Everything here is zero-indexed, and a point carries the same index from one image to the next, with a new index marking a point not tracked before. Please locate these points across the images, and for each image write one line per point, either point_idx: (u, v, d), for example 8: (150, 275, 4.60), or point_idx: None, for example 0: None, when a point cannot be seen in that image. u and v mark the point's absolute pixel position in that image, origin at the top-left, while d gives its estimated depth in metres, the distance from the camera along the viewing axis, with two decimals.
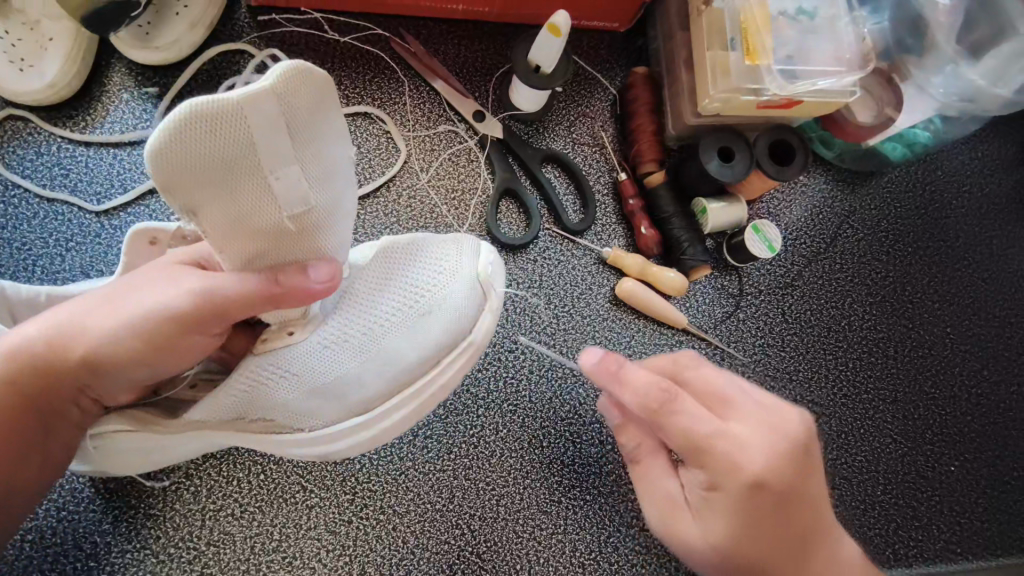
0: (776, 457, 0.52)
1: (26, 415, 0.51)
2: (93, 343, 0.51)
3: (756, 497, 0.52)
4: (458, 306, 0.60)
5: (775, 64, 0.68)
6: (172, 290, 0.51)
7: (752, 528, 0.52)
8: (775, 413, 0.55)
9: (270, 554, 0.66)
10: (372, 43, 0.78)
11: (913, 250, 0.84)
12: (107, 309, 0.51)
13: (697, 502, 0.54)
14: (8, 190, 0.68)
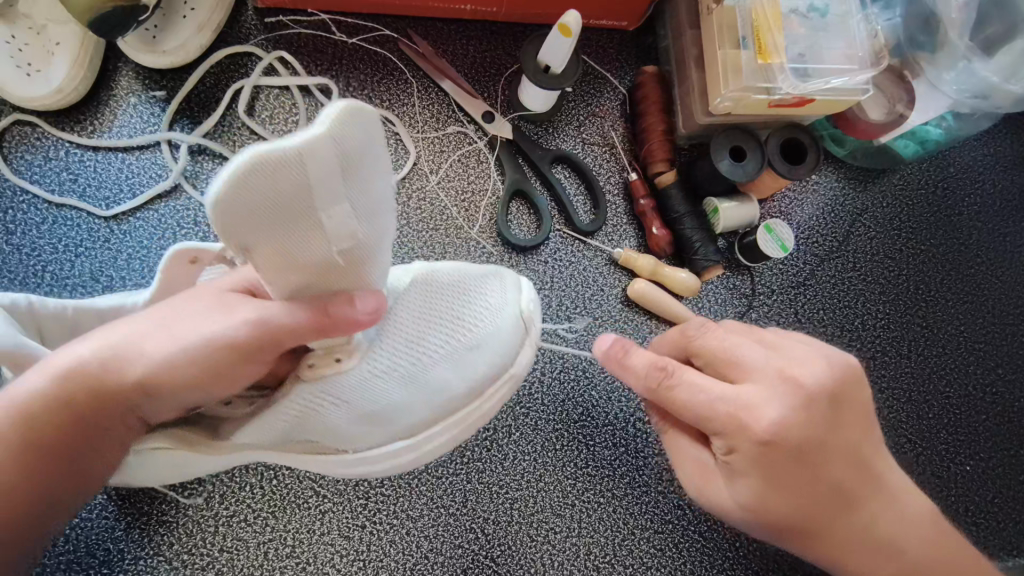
0: (791, 410, 0.53)
1: (67, 432, 0.49)
2: (144, 365, 0.49)
3: (774, 455, 0.52)
4: (507, 328, 0.59)
5: (787, 63, 0.67)
6: (225, 314, 0.50)
7: (776, 485, 0.53)
8: (790, 368, 0.55)
9: (285, 560, 0.65)
10: (380, 44, 0.77)
11: (925, 248, 0.84)
12: (162, 328, 0.51)
13: (723, 466, 0.55)
14: (17, 195, 0.68)
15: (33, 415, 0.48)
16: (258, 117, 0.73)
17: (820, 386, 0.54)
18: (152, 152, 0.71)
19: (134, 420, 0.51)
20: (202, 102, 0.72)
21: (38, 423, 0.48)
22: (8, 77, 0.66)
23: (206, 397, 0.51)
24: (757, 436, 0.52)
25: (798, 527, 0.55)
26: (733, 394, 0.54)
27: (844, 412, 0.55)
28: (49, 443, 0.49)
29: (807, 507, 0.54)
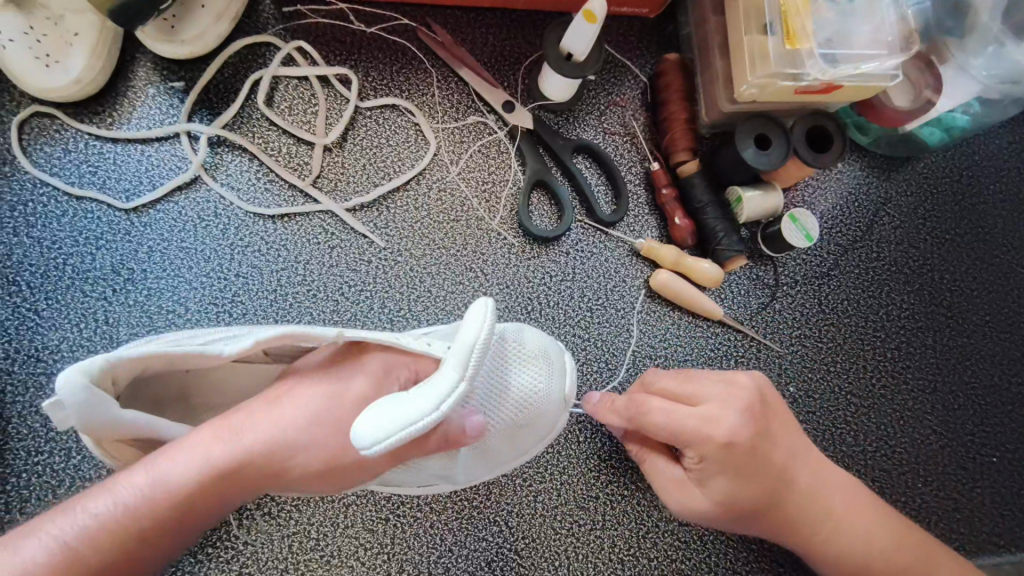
0: (743, 417, 0.56)
1: (150, 539, 0.45)
2: (259, 460, 0.49)
3: (734, 457, 0.56)
4: (552, 392, 0.62)
5: (816, 48, 0.66)
6: (312, 405, 0.51)
7: (744, 480, 0.56)
8: (727, 382, 0.59)
9: (309, 553, 0.65)
10: (399, 33, 0.76)
11: (950, 237, 0.82)
12: (248, 427, 0.49)
13: (693, 475, 0.58)
14: (36, 188, 0.67)
15: (125, 523, 0.44)
16: (277, 108, 0.73)
17: (755, 394, 0.58)
18: (171, 144, 0.70)
19: (213, 519, 0.49)
20: (221, 93, 0.72)
21: (115, 532, 0.44)
22: (26, 69, 0.66)
23: (287, 487, 0.51)
24: (716, 442, 0.55)
25: (762, 514, 0.59)
26: (693, 411, 0.56)
27: (777, 413, 0.60)
28: (134, 551, 0.45)
29: (766, 494, 0.58)
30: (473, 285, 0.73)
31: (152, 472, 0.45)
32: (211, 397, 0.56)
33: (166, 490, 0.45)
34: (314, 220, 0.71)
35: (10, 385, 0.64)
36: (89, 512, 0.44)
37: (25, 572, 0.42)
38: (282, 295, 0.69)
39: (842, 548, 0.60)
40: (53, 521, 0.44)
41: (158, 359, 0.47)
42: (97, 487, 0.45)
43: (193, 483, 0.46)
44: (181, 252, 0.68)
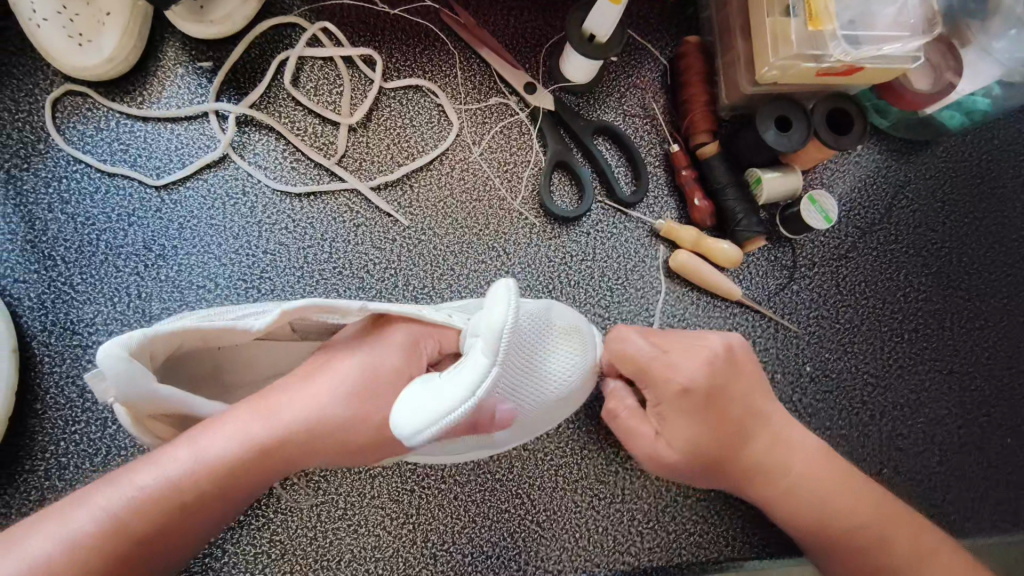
0: (702, 369, 0.60)
1: (193, 512, 0.48)
2: (295, 438, 0.50)
3: (688, 401, 0.60)
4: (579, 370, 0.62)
5: (839, 30, 0.66)
6: (343, 381, 0.53)
7: (700, 423, 0.60)
8: (689, 341, 0.62)
9: (336, 522, 0.67)
10: (422, 15, 0.77)
11: (969, 220, 0.83)
12: (286, 403, 0.51)
13: (655, 419, 0.62)
14: (70, 165, 0.69)
15: (168, 495, 0.47)
16: (303, 88, 0.74)
17: (718, 351, 0.62)
18: (200, 123, 0.71)
19: (248, 493, 0.51)
20: (248, 72, 0.73)
21: (160, 504, 0.47)
22: (59, 48, 0.67)
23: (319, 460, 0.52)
24: (674, 385, 0.60)
25: (719, 465, 0.61)
26: (664, 357, 0.61)
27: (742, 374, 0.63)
28: (182, 519, 0.48)
29: (722, 443, 0.60)
30: (496, 263, 0.74)
31: (194, 449, 0.48)
32: (240, 376, 0.58)
33: (205, 465, 0.48)
34: (340, 198, 0.72)
35: (47, 356, 0.65)
36: (138, 487, 0.47)
37: (75, 540, 0.45)
38: (309, 271, 0.70)
39: (798, 504, 0.61)
40: (101, 490, 0.47)
41: (193, 333, 0.49)
42: (144, 463, 0.48)
43: (232, 458, 0.48)
44: (211, 229, 0.70)
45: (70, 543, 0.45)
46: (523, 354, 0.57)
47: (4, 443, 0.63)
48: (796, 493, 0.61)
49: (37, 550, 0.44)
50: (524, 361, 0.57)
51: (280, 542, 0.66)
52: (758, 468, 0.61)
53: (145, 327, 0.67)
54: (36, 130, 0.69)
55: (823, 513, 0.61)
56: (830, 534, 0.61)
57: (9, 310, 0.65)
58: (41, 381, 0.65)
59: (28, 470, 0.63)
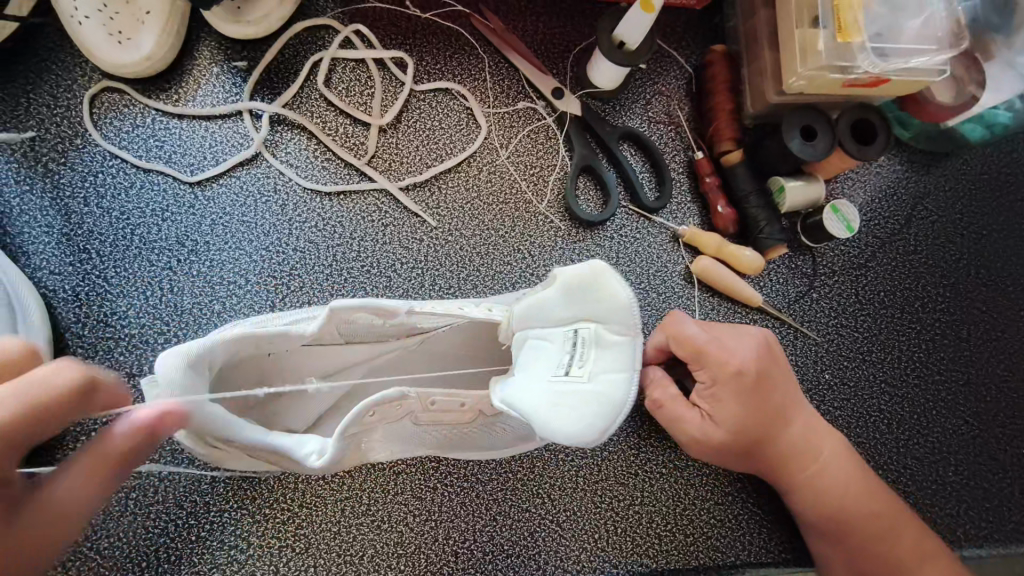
0: (751, 351, 0.64)
1: None
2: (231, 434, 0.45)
3: (741, 384, 0.63)
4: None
5: (867, 41, 0.67)
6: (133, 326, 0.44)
7: (747, 405, 0.63)
8: (731, 328, 0.66)
9: (360, 517, 0.68)
10: (452, 19, 0.78)
11: (988, 233, 0.84)
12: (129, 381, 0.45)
13: (705, 400, 0.64)
14: (106, 160, 0.70)
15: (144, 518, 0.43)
16: (335, 88, 0.75)
17: (760, 340, 0.66)
18: (233, 121, 0.73)
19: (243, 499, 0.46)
20: (281, 73, 0.74)
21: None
22: (99, 45, 0.68)
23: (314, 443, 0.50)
24: (728, 367, 0.62)
25: (756, 446, 0.65)
26: (717, 339, 0.64)
27: (781, 366, 0.66)
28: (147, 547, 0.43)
29: (763, 424, 0.64)
30: (521, 265, 0.75)
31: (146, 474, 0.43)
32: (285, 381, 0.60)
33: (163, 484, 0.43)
34: (369, 198, 0.73)
35: (80, 348, 0.66)
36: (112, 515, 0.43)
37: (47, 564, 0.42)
38: (337, 269, 0.71)
39: (818, 488, 0.66)
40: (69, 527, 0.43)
41: (248, 341, 0.52)
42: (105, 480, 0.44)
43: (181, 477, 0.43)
44: (243, 226, 0.71)
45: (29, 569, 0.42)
46: (610, 362, 0.50)
47: None
48: (815, 473, 0.66)
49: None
50: (613, 375, 0.50)
51: (304, 536, 0.67)
52: (785, 449, 0.66)
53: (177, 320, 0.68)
54: (73, 125, 0.70)
55: (838, 493, 0.66)
56: (840, 515, 0.66)
57: (44, 301, 0.66)
58: None
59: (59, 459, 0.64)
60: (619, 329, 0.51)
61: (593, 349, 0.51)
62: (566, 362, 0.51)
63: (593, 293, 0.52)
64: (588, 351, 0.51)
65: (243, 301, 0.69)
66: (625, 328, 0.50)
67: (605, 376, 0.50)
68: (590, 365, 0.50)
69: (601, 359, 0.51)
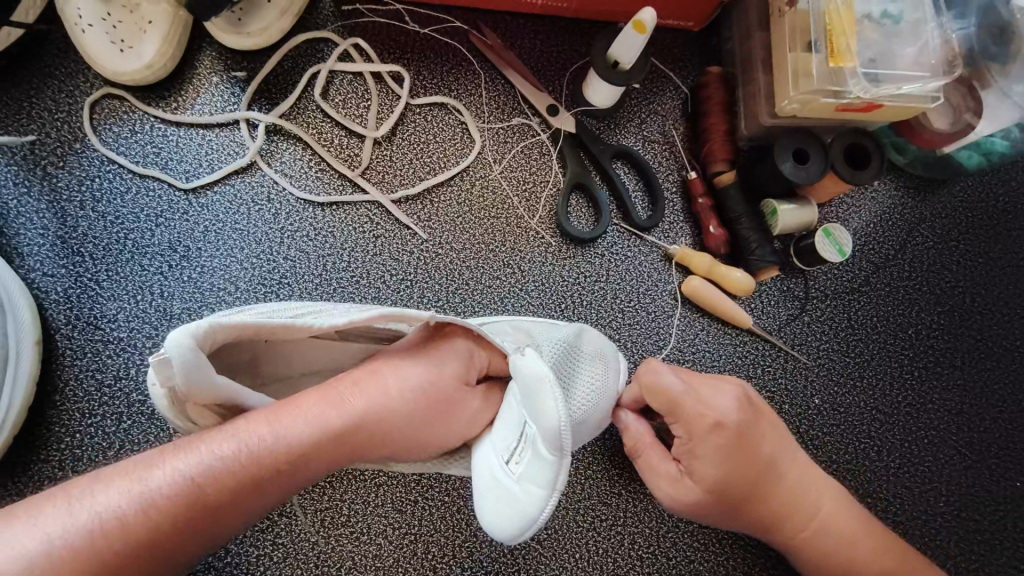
0: (734, 405, 0.61)
1: (241, 491, 0.46)
2: (360, 432, 0.50)
3: (724, 437, 0.59)
4: (608, 391, 0.61)
5: (860, 67, 0.67)
6: (304, 412, 0.49)
7: (733, 460, 0.60)
8: (708, 382, 0.63)
9: (340, 528, 0.67)
10: (450, 35, 0.79)
11: (985, 260, 0.83)
12: (292, 414, 0.48)
13: (685, 456, 0.61)
14: (104, 165, 0.71)
15: (232, 472, 0.45)
16: (332, 100, 0.76)
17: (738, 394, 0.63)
18: (230, 129, 0.74)
19: (318, 477, 0.50)
20: (280, 84, 0.75)
21: (182, 500, 0.44)
22: (101, 52, 0.70)
23: (395, 453, 0.53)
24: (708, 423, 0.59)
25: (738, 501, 0.61)
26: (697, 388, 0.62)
27: (767, 424, 0.64)
28: (222, 496, 0.45)
29: (746, 486, 0.60)
30: (510, 280, 0.75)
31: (271, 429, 0.47)
32: (277, 368, 0.58)
33: (283, 446, 0.47)
34: (361, 209, 0.74)
35: (69, 349, 0.67)
36: (214, 452, 0.45)
37: (156, 501, 0.43)
38: (327, 279, 0.72)
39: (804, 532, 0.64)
40: (132, 473, 0.44)
41: (252, 327, 0.50)
42: (218, 430, 0.46)
43: (303, 447, 0.47)
44: (235, 234, 0.72)
45: (149, 501, 0.43)
46: (537, 473, 0.48)
47: (21, 432, 0.65)
48: (805, 516, 0.64)
49: (102, 503, 0.42)
50: (534, 487, 0.48)
51: (282, 545, 0.66)
52: (773, 496, 0.63)
53: (166, 325, 0.69)
54: (73, 130, 0.71)
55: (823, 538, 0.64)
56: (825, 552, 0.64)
57: (35, 303, 0.67)
58: (61, 373, 0.66)
59: (42, 460, 0.64)
60: (548, 445, 0.46)
61: (529, 450, 0.49)
62: (509, 450, 0.51)
63: (535, 397, 0.48)
64: (523, 450, 0.49)
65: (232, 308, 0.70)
66: (554, 448, 0.46)
67: (526, 484, 0.48)
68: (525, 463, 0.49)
69: (530, 464, 0.48)
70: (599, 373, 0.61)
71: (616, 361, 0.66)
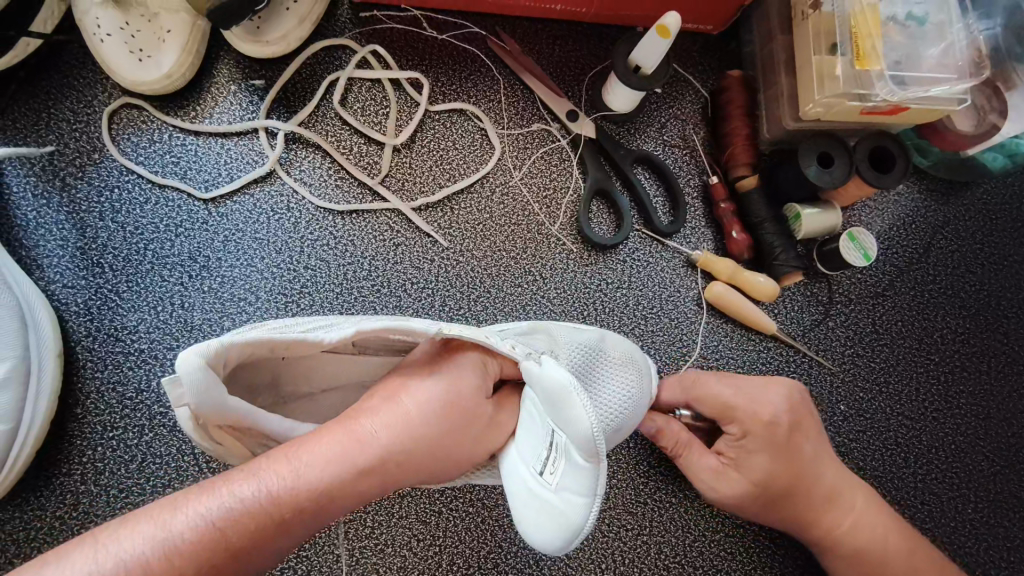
0: (784, 401, 0.63)
1: (266, 532, 0.44)
2: (383, 466, 0.48)
3: (773, 433, 0.62)
4: (641, 394, 0.61)
5: (886, 70, 0.66)
6: (326, 448, 0.47)
7: (778, 457, 0.62)
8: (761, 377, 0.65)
9: (364, 540, 0.67)
10: (469, 41, 0.78)
11: (1009, 263, 0.82)
12: (313, 449, 0.47)
13: (733, 454, 0.63)
14: (123, 175, 0.71)
15: (255, 514, 0.43)
16: (351, 108, 0.75)
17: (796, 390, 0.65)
18: (249, 138, 0.73)
19: (342, 514, 0.48)
20: (298, 92, 0.75)
21: (205, 546, 0.42)
22: (119, 61, 0.69)
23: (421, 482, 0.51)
24: (759, 418, 0.62)
25: (782, 499, 0.63)
26: (744, 388, 0.64)
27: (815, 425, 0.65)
28: (243, 540, 0.43)
29: (793, 481, 0.62)
30: (532, 288, 0.74)
31: (293, 467, 0.45)
32: (300, 386, 0.57)
33: (304, 485, 0.45)
34: (381, 217, 0.73)
35: (90, 361, 0.67)
36: (236, 495, 0.44)
37: (177, 547, 0.41)
38: (348, 288, 0.71)
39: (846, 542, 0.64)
40: (157, 517, 0.42)
41: (267, 343, 0.49)
42: (239, 472, 0.45)
43: (326, 484, 0.46)
44: (254, 243, 0.71)
45: (170, 547, 0.41)
46: (575, 484, 0.45)
47: (43, 446, 0.64)
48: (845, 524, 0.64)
49: (124, 553, 0.41)
50: (575, 496, 0.45)
51: (306, 558, 0.66)
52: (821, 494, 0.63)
53: (187, 336, 0.68)
54: (92, 140, 0.71)
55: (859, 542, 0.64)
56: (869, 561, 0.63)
57: (56, 314, 0.67)
58: (83, 386, 0.66)
59: (64, 474, 0.64)
60: (583, 453, 0.44)
61: (563, 459, 0.46)
62: (542, 461, 0.49)
63: (560, 403, 0.46)
64: (557, 459, 0.47)
65: (253, 318, 0.69)
66: (589, 454, 0.44)
67: (566, 494, 0.46)
68: (562, 474, 0.47)
69: (566, 473, 0.46)
70: (630, 376, 0.60)
71: (646, 364, 0.65)
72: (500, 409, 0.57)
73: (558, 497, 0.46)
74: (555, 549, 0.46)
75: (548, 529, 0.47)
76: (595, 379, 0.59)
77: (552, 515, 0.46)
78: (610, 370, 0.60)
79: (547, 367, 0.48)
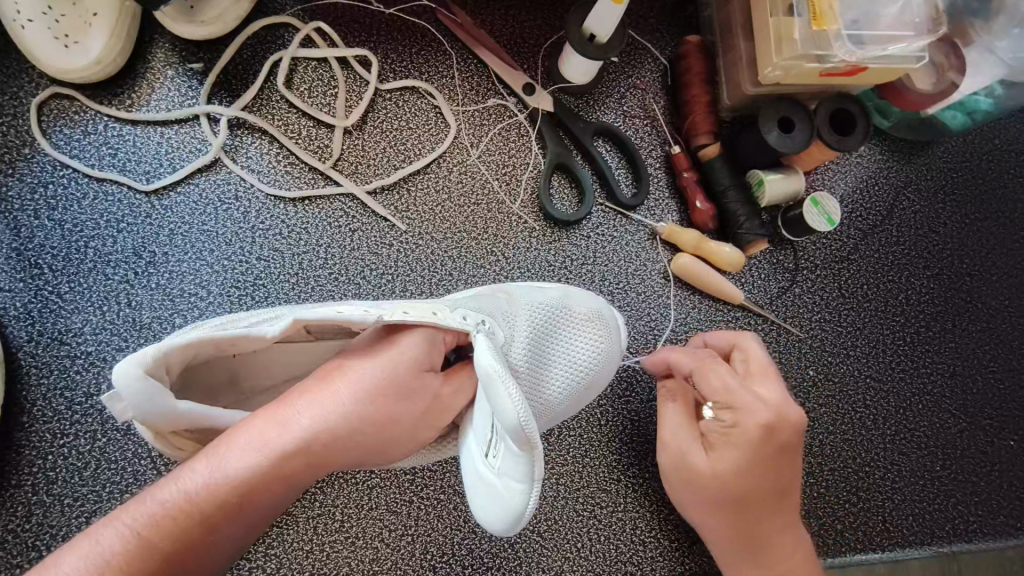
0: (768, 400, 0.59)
1: (200, 533, 0.43)
2: (311, 448, 0.46)
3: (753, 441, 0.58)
4: (608, 351, 0.63)
5: (844, 29, 0.65)
6: (253, 439, 0.45)
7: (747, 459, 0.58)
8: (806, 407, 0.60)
9: (333, 534, 0.65)
10: (417, 14, 0.75)
11: (971, 222, 0.82)
12: (236, 439, 0.45)
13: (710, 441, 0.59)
14: (56, 170, 0.67)
15: (177, 517, 0.42)
16: (297, 89, 0.72)
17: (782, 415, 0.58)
18: (191, 125, 0.70)
19: (279, 501, 0.46)
20: (240, 74, 0.71)
21: (133, 558, 0.41)
22: (44, 49, 0.65)
23: (367, 461, 0.50)
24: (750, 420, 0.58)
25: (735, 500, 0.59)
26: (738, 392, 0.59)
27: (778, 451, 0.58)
28: (175, 545, 0.42)
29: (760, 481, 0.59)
30: (495, 268, 0.72)
31: (212, 462, 0.44)
32: (258, 379, 0.55)
33: (223, 480, 0.43)
34: (335, 203, 0.71)
35: (34, 368, 0.63)
36: (157, 501, 0.42)
37: (104, 564, 0.40)
38: (304, 277, 0.69)
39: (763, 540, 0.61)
40: (85, 539, 0.41)
41: (208, 343, 0.47)
42: (163, 478, 0.44)
43: (249, 473, 0.44)
44: (202, 235, 0.68)
45: (100, 566, 0.40)
46: (514, 470, 0.44)
47: None
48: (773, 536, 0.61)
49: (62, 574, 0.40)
50: (514, 483, 0.45)
51: (275, 555, 0.64)
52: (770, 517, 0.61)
53: (136, 335, 0.65)
54: (21, 135, 0.67)
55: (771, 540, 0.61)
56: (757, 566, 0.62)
57: None
58: (28, 394, 0.63)
59: (15, 485, 0.61)
60: (517, 442, 0.43)
61: (502, 445, 0.46)
62: (488, 444, 0.48)
63: (491, 392, 0.44)
64: (498, 444, 0.46)
65: (206, 314, 0.67)
66: (522, 443, 0.43)
67: (507, 481, 0.45)
68: (501, 459, 0.46)
69: (506, 459, 0.45)
70: (596, 335, 0.62)
71: (614, 316, 0.66)
72: (449, 385, 0.54)
73: (502, 485, 0.46)
74: (503, 531, 0.46)
75: (499, 516, 0.46)
76: (557, 347, 0.60)
77: (498, 500, 0.46)
78: (575, 331, 0.61)
79: (482, 353, 0.47)
